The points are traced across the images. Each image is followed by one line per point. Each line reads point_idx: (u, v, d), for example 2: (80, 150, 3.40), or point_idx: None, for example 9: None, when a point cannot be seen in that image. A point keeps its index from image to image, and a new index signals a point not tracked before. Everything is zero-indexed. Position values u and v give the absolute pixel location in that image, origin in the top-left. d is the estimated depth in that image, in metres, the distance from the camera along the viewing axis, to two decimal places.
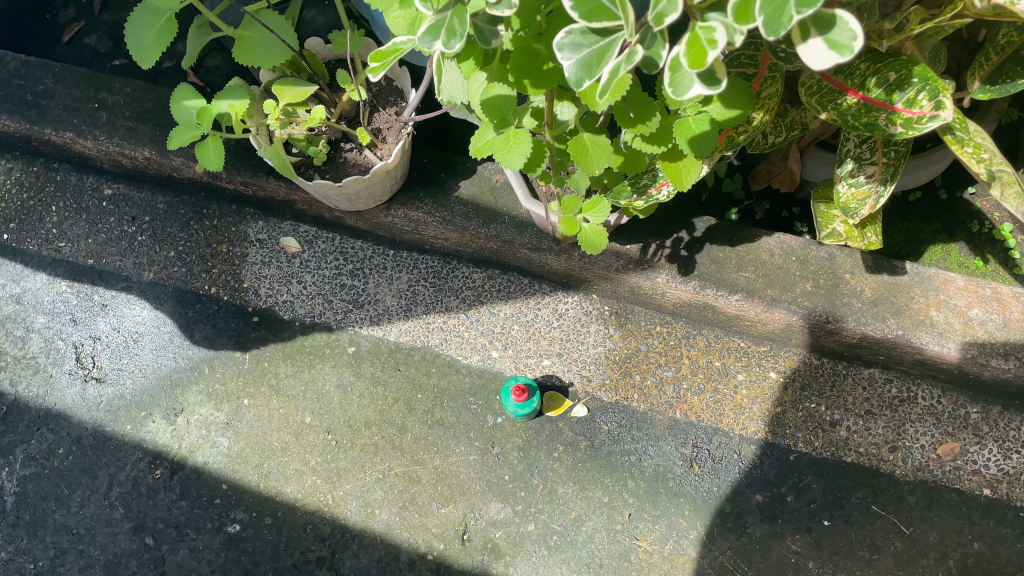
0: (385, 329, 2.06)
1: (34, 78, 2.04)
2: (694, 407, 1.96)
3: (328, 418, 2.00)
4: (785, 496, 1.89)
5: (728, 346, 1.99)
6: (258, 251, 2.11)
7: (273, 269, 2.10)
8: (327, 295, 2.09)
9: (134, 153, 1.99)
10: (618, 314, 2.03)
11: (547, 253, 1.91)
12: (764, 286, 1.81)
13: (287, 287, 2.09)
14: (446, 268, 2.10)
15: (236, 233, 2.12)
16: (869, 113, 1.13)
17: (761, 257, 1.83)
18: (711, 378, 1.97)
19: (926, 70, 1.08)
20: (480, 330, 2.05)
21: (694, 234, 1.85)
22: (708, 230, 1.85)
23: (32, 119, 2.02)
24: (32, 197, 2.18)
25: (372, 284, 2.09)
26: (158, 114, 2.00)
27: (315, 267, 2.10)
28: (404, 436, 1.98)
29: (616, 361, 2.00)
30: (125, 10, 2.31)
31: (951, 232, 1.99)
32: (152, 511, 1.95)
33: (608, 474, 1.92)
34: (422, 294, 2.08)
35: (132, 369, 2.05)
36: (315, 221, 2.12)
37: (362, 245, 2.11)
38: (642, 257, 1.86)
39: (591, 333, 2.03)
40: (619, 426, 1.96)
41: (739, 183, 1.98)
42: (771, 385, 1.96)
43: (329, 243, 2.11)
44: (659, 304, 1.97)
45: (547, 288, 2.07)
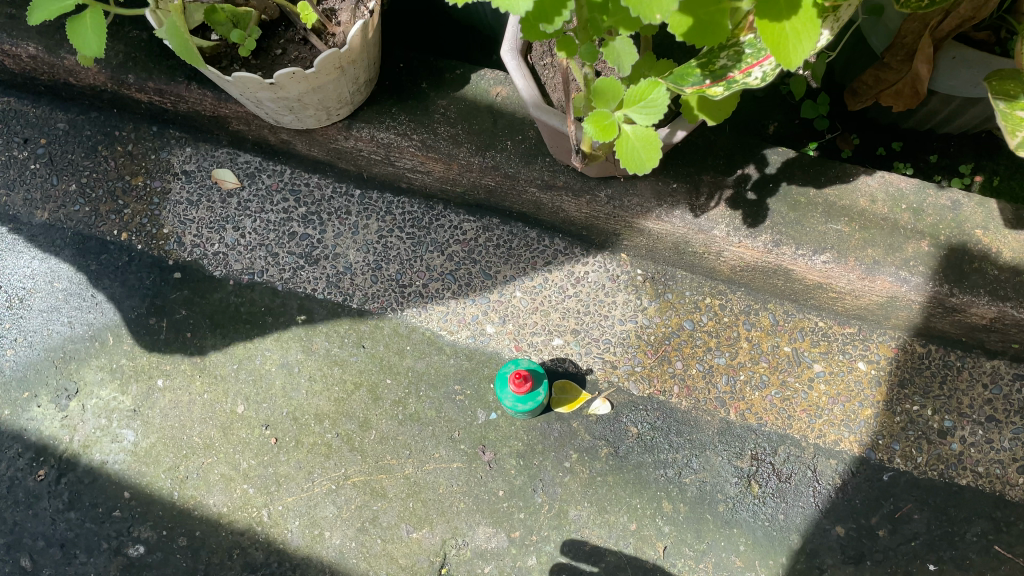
0: (346, 293, 1.56)
1: None
2: (753, 406, 1.47)
3: (267, 408, 1.51)
4: (876, 531, 1.40)
5: (801, 326, 1.49)
6: (184, 186, 1.61)
7: (202, 210, 1.60)
8: (271, 246, 1.58)
9: (14, 48, 1.49)
10: (654, 280, 1.53)
11: (563, 194, 1.40)
12: (863, 245, 1.31)
13: (219, 234, 1.59)
14: (430, 215, 1.59)
15: (157, 163, 1.62)
16: None
17: (859, 204, 1.33)
18: (778, 368, 1.48)
19: None
20: (472, 297, 1.55)
21: (766, 171, 1.35)
22: (783, 166, 1.35)
23: None
24: None
25: (331, 234, 1.58)
26: None
27: (256, 209, 1.59)
28: (367, 435, 1.49)
29: (651, 343, 1.50)
30: None
31: None
32: (31, 525, 1.47)
33: (637, 493, 1.44)
34: (397, 249, 1.57)
35: (14, 337, 1.56)
36: (258, 149, 1.61)
37: (319, 182, 1.60)
38: (693, 202, 1.35)
39: (618, 305, 1.53)
40: (652, 429, 1.47)
41: (822, 107, 1.48)
42: (858, 380, 1.46)
43: (276, 177, 1.60)
44: (710, 268, 1.48)
45: (562, 244, 1.56)
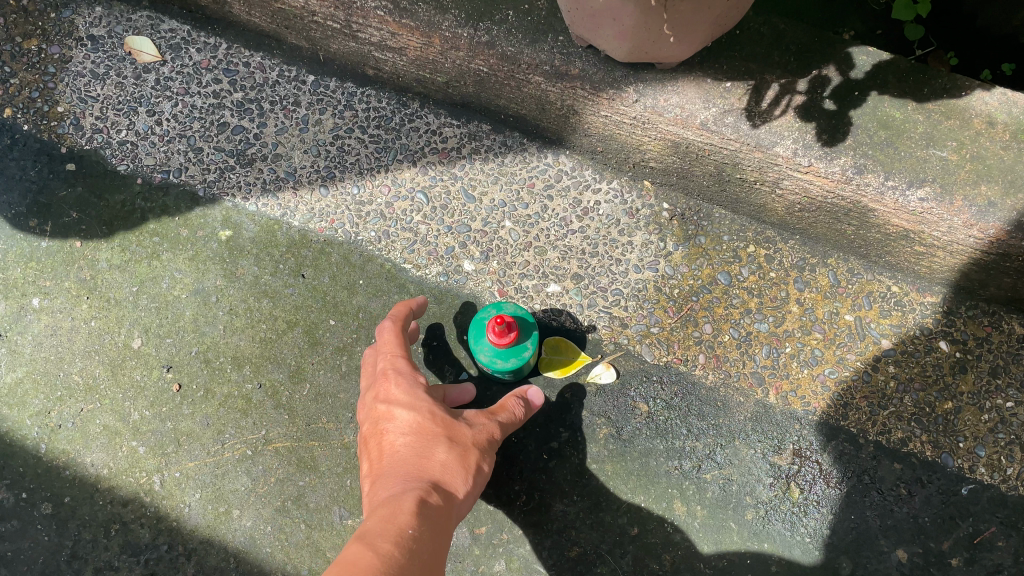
0: (286, 207, 1.21)
1: None
2: (799, 388, 1.14)
3: (171, 346, 1.17)
4: (946, 561, 1.08)
5: (868, 291, 1.15)
6: (89, 54, 1.25)
7: (110, 88, 1.25)
8: (194, 139, 1.23)
9: None
10: (683, 219, 1.19)
11: (577, 89, 1.05)
12: (975, 180, 0.98)
13: (129, 120, 1.24)
14: (402, 115, 1.23)
15: (57, 24, 1.26)
16: None
17: (972, 127, 0.99)
18: (834, 342, 1.14)
19: None
20: (448, 223, 1.20)
21: (852, 75, 1.01)
22: (876, 69, 1.01)
23: None
24: None
25: (271, 128, 1.23)
26: None
27: (179, 91, 1.24)
28: (298, 389, 1.15)
29: (673, 298, 1.17)
30: None
31: None
32: None
33: (641, 489, 1.12)
34: (355, 153, 1.22)
35: None
36: (188, 15, 1.25)
37: (261, 63, 1.24)
38: (750, 107, 1.01)
39: (635, 247, 1.19)
40: (667, 408, 1.13)
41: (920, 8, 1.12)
42: (939, 364, 1.13)
43: (207, 52, 1.25)
44: (760, 206, 1.14)
45: (569, 164, 1.22)
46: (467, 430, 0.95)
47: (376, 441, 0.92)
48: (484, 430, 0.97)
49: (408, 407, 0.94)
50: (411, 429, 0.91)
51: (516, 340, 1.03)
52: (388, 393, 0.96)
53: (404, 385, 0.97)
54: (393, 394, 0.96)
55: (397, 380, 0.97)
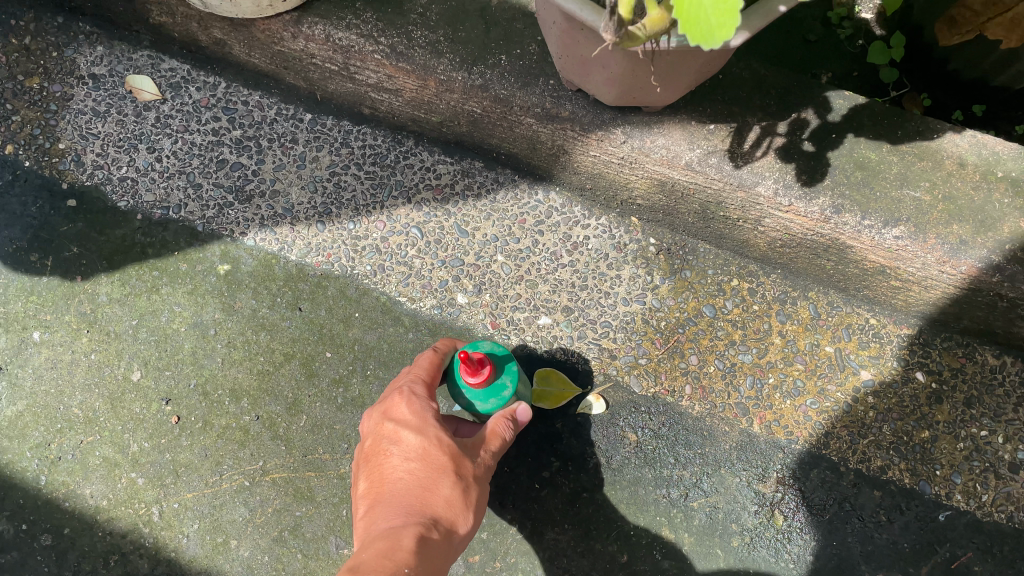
0: (284, 242, 1.24)
1: None
2: (782, 417, 1.17)
3: (170, 379, 1.19)
4: None
5: (847, 323, 1.20)
6: (90, 92, 1.28)
7: (110, 125, 1.28)
8: (194, 176, 1.26)
9: None
10: (669, 253, 1.23)
11: (568, 130, 1.09)
12: (948, 220, 1.03)
13: (129, 156, 1.27)
14: (396, 152, 1.27)
15: (59, 62, 1.29)
16: None
17: (943, 168, 1.04)
18: (815, 373, 1.18)
19: None
20: (442, 258, 1.24)
21: (829, 118, 1.05)
22: (852, 113, 1.05)
23: None
24: None
25: (269, 165, 1.26)
26: None
27: (179, 129, 1.28)
28: (295, 421, 1.17)
29: (660, 330, 1.20)
30: None
31: None
32: None
33: (630, 516, 1.15)
34: (352, 190, 1.26)
35: None
36: (187, 55, 1.29)
37: (259, 101, 1.28)
38: (732, 148, 1.06)
39: (623, 281, 1.22)
40: (655, 438, 1.17)
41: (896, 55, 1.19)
42: (915, 394, 1.17)
43: (206, 91, 1.28)
44: (742, 242, 1.18)
45: (558, 200, 1.26)
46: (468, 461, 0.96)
47: (379, 460, 0.95)
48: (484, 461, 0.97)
49: (416, 431, 0.94)
50: (417, 460, 0.92)
51: (491, 379, 1.02)
52: (398, 412, 0.97)
53: (414, 406, 0.97)
54: (401, 414, 0.97)
55: (408, 400, 0.97)
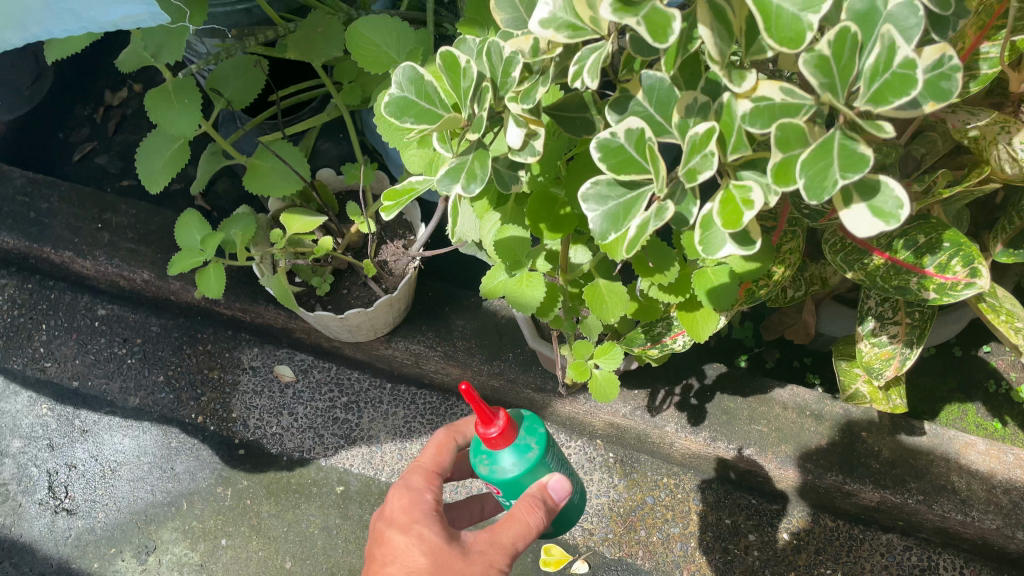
0: (377, 468, 1.94)
1: (40, 197, 2.04)
2: (701, 567, 1.83)
3: (310, 564, 1.86)
4: None
5: (738, 503, 1.89)
6: (250, 378, 2.04)
7: (264, 399, 2.02)
8: (318, 428, 1.99)
9: (133, 275, 1.96)
10: (623, 462, 1.94)
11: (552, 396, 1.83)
12: (779, 441, 1.74)
13: (277, 418, 2.00)
14: (446, 405, 2.01)
15: (230, 360, 2.06)
16: (900, 275, 1.07)
17: (773, 410, 1.76)
18: (721, 537, 1.85)
19: (957, 235, 1.04)
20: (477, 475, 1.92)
21: (705, 382, 1.81)
22: (718, 379, 1.80)
23: (33, 237, 2.01)
24: (23, 315, 2.11)
25: (366, 418, 2.00)
26: (161, 237, 1.97)
27: (307, 398, 2.02)
28: None
29: (621, 514, 1.88)
30: (138, 134, 2.30)
31: (965, 391, 1.93)
32: None
33: None
34: (418, 431, 1.97)
35: (106, 501, 1.94)
36: (312, 351, 2.07)
37: (359, 377, 2.05)
38: (650, 403, 1.80)
39: (595, 482, 1.92)
40: None
41: (749, 329, 1.92)
42: (784, 547, 1.84)
43: (324, 373, 2.05)
44: (666, 454, 1.89)
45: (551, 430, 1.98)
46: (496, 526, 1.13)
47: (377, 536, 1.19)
48: (515, 530, 1.12)
49: (403, 531, 1.13)
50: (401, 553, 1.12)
51: (515, 436, 1.17)
52: (390, 507, 1.18)
53: (404, 502, 1.16)
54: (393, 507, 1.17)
55: (401, 496, 1.18)
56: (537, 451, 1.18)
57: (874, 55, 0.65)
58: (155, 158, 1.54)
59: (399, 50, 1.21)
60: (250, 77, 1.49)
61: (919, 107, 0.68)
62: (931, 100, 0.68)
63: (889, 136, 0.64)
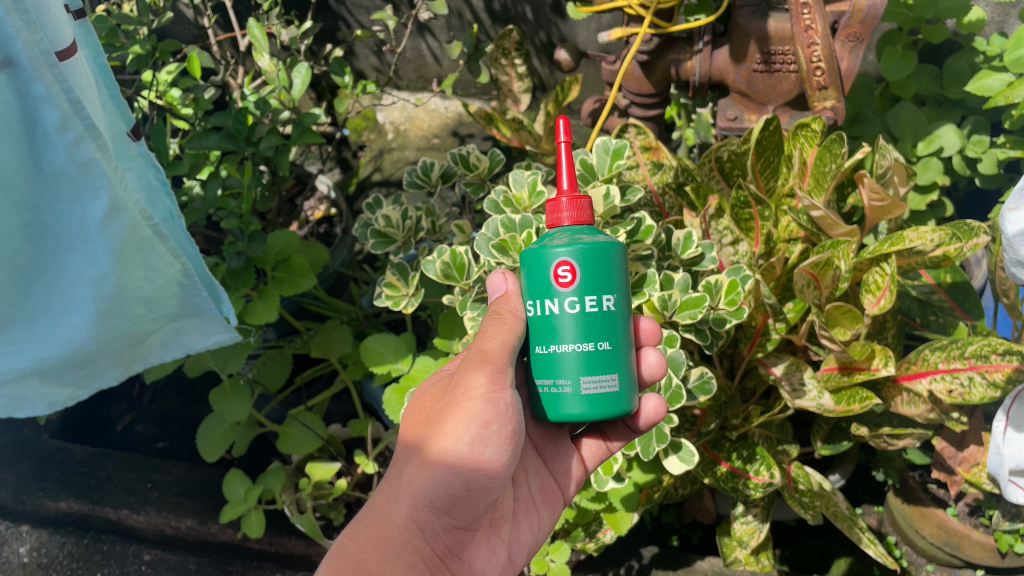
0: None
1: (99, 466, 2.56)
2: None
3: None
4: None
5: None
6: None
7: None
8: None
9: (178, 523, 2.40)
10: None
11: None
12: None
13: None
14: None
15: None
16: (734, 478, 1.66)
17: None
18: None
19: (764, 449, 1.66)
20: None
21: (643, 561, 2.20)
22: (652, 557, 2.21)
23: (94, 500, 2.49)
24: (79, 565, 2.41)
25: None
26: (199, 489, 2.46)
27: None
28: None
29: None
30: (170, 401, 2.75)
31: (851, 546, 2.12)
32: None
33: None
34: None
35: None
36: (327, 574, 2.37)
37: None
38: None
39: None
40: None
41: (673, 513, 2.28)
42: None
43: None
44: None
45: None
46: (476, 354, 1.16)
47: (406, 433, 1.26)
48: (489, 327, 1.18)
49: (411, 421, 1.25)
50: (410, 435, 1.21)
51: (580, 277, 1.09)
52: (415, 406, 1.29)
53: (423, 399, 1.28)
54: (418, 405, 1.28)
55: (424, 397, 1.29)
56: (574, 247, 1.09)
57: (664, 379, 1.45)
58: (210, 434, 2.04)
59: (396, 353, 1.87)
60: (278, 365, 2.10)
61: (697, 398, 1.51)
62: (702, 394, 1.51)
63: (673, 422, 1.47)
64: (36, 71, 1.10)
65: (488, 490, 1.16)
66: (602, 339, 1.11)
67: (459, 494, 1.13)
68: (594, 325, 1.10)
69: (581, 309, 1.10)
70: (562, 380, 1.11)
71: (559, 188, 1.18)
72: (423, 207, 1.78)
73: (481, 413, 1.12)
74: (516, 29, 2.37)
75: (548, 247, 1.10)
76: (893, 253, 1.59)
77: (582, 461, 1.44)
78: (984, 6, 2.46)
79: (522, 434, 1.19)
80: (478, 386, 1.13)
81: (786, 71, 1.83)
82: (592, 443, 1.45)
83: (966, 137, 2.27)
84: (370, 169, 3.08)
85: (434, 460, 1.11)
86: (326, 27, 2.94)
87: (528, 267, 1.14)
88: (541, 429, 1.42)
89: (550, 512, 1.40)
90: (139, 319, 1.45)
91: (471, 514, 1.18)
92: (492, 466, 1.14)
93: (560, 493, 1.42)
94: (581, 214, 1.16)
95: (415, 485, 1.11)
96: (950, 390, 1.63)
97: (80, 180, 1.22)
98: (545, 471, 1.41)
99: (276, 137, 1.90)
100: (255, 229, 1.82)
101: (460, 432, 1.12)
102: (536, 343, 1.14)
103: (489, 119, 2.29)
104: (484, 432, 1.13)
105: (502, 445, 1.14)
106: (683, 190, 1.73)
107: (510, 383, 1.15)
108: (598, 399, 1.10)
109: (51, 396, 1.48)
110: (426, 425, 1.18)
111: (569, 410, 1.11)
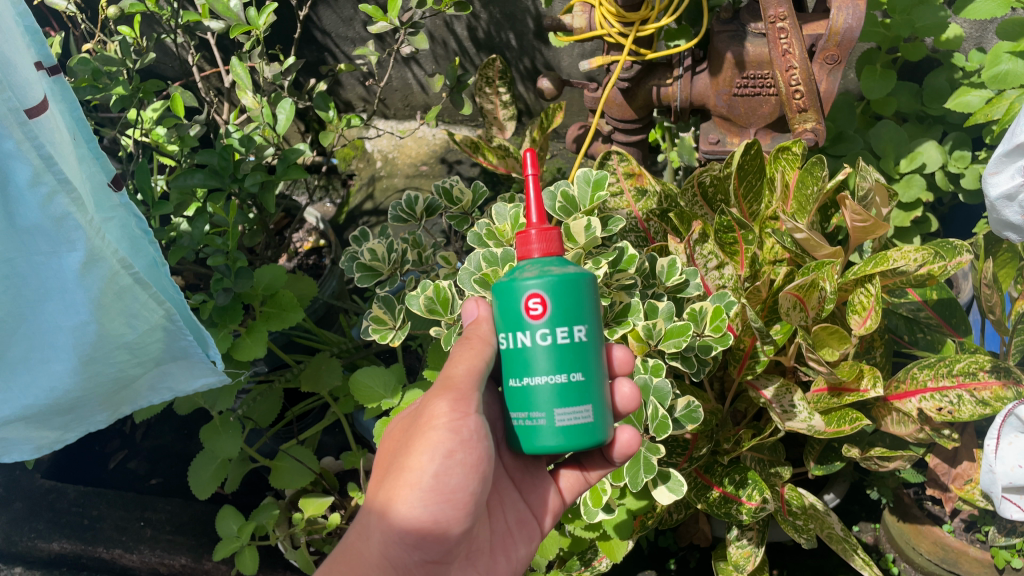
0: None
1: (91, 505, 2.53)
2: None
3: None
4: None
5: None
6: None
7: None
8: None
9: (172, 561, 2.38)
10: None
11: None
12: None
13: None
14: None
15: None
16: (726, 504, 1.65)
17: None
18: None
19: (756, 474, 1.66)
20: None
21: None
22: None
23: (87, 539, 2.48)
24: None
25: None
26: (193, 526, 2.44)
27: None
28: None
29: None
30: (163, 436, 2.73)
31: (848, 564, 2.11)
32: None
33: None
34: None
35: None
36: None
37: None
38: None
39: None
40: None
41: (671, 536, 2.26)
42: None
43: None
44: None
45: None
46: (441, 383, 1.18)
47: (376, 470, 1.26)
48: (456, 356, 1.20)
49: (381, 457, 1.25)
50: (380, 471, 1.21)
51: (547, 308, 1.10)
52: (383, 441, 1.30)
53: (390, 434, 1.29)
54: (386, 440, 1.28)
55: (392, 432, 1.29)
56: (543, 278, 1.10)
57: (650, 409, 1.45)
58: (201, 472, 2.00)
59: (385, 386, 1.86)
60: (268, 401, 2.09)
61: (684, 425, 1.52)
62: (689, 422, 1.52)
63: (661, 451, 1.46)
64: (6, 128, 1.13)
65: (458, 523, 1.15)
66: (574, 370, 1.11)
67: (429, 529, 1.12)
68: (566, 357, 1.11)
69: (552, 341, 1.10)
70: (536, 413, 1.11)
71: (528, 222, 1.21)
72: (409, 240, 1.79)
73: (444, 443, 1.12)
74: (499, 58, 2.39)
75: (517, 279, 1.12)
76: (876, 274, 1.60)
77: (561, 494, 1.44)
78: (962, 23, 2.48)
79: (490, 462, 1.18)
80: (441, 415, 1.13)
81: (766, 95, 1.85)
82: (569, 474, 1.44)
83: (948, 153, 2.29)
84: (361, 197, 3.10)
85: (400, 497, 1.11)
86: (311, 60, 2.96)
87: (499, 301, 1.15)
88: (517, 460, 1.41)
89: (526, 543, 1.40)
90: (123, 366, 1.44)
91: (443, 547, 1.16)
92: (459, 496, 1.13)
93: (536, 524, 1.42)
94: (549, 246, 1.18)
95: (383, 522, 1.11)
96: (939, 408, 1.62)
97: (56, 233, 1.22)
98: (520, 502, 1.41)
99: (261, 173, 1.91)
100: (242, 264, 1.81)
101: (424, 464, 1.11)
102: (509, 377, 1.14)
103: (476, 146, 2.30)
104: (449, 462, 1.12)
105: (468, 474, 1.14)
106: (667, 217, 1.76)
107: (474, 410, 1.16)
108: (572, 430, 1.11)
109: (39, 439, 1.47)
110: (393, 460, 1.18)
111: (544, 442, 1.11)
